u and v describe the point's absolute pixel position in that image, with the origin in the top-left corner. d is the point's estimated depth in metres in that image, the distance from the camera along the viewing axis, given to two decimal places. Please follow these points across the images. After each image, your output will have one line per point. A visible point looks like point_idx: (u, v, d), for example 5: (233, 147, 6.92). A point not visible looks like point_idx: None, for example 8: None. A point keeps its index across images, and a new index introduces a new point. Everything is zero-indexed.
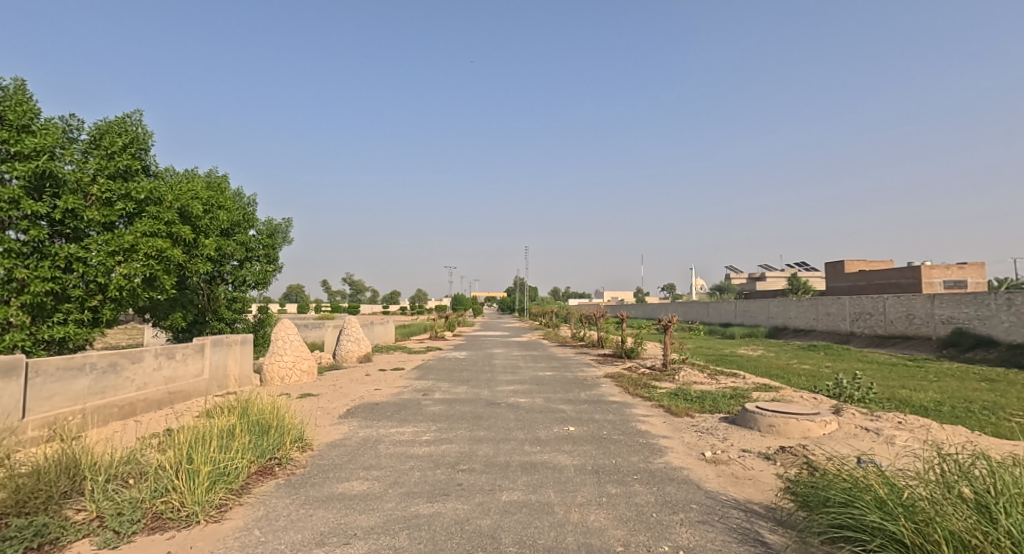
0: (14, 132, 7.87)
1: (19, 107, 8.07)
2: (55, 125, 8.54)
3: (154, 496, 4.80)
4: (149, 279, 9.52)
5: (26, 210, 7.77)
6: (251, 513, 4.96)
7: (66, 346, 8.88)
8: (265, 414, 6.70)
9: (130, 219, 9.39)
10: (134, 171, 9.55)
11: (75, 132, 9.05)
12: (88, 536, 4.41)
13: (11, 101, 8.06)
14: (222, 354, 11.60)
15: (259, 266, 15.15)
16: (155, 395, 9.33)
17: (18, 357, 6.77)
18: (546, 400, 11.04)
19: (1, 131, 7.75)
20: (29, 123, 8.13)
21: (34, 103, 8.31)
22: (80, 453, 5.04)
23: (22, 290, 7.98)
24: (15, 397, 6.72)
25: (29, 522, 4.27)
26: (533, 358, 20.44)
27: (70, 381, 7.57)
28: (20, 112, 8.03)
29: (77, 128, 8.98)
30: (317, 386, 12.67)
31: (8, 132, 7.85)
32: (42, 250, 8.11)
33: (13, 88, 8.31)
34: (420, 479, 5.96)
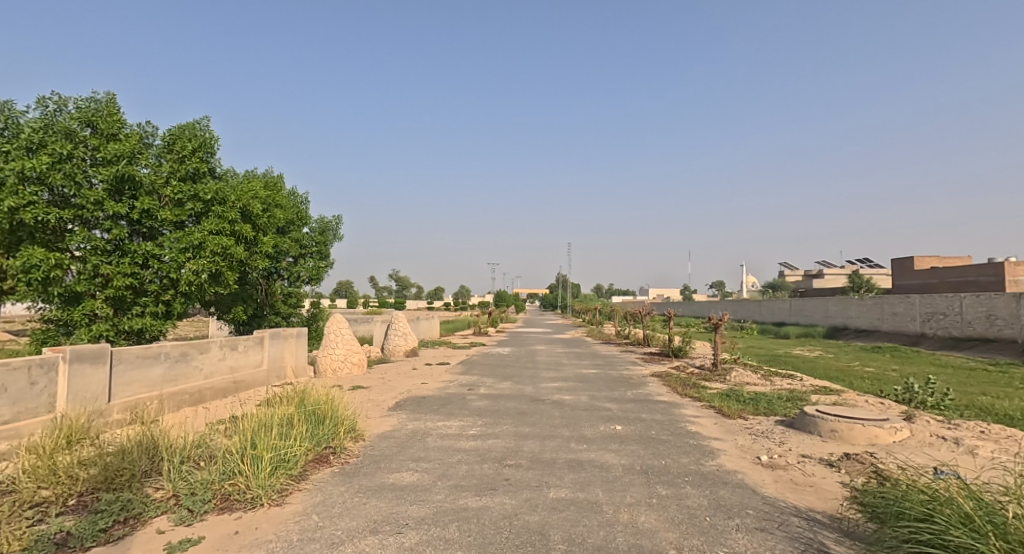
0: (101, 140, 8.45)
1: (109, 118, 8.70)
2: (136, 132, 9.11)
3: (222, 478, 5.05)
4: (215, 275, 10.02)
5: (109, 211, 8.35)
6: (309, 498, 5.15)
7: (143, 337, 9.45)
8: (320, 405, 6.95)
9: (197, 218, 9.90)
10: (202, 173, 10.08)
11: (151, 138, 9.61)
12: (166, 512, 4.67)
13: (103, 112, 8.70)
14: (280, 347, 12.05)
15: (312, 263, 15.73)
16: (220, 384, 9.79)
17: (105, 346, 7.28)
18: (591, 398, 10.96)
19: (91, 139, 8.34)
20: (117, 132, 8.74)
21: (120, 113, 8.89)
22: (158, 435, 5.39)
23: (106, 284, 8.64)
24: (101, 383, 7.23)
25: (117, 497, 4.61)
26: (577, 356, 20.32)
27: (147, 368, 8.05)
28: (111, 122, 8.67)
29: (151, 134, 9.54)
30: (367, 379, 13.01)
31: (97, 139, 8.44)
32: (123, 248, 8.69)
33: (104, 101, 8.94)
34: (468, 473, 6.03)
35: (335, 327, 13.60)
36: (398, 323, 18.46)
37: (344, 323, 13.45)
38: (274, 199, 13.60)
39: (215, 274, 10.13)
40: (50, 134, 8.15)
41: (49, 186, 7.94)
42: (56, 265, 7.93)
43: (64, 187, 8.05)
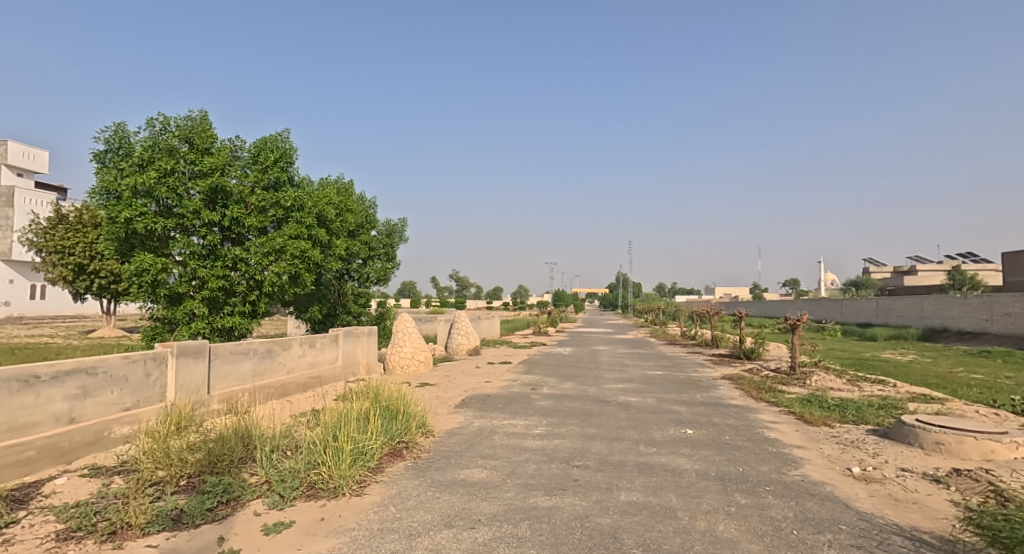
0: (197, 155, 9.16)
1: (203, 134, 9.36)
2: (226, 146, 9.76)
3: (308, 467, 5.29)
4: (295, 276, 10.54)
5: (204, 219, 9.06)
6: (386, 490, 5.30)
7: (233, 335, 10.19)
8: (392, 401, 7.15)
9: (279, 223, 10.43)
10: (282, 182, 10.61)
11: (239, 151, 10.23)
12: (261, 497, 4.96)
13: (198, 128, 9.38)
14: (353, 344, 12.50)
15: (380, 264, 16.25)
16: (301, 378, 10.28)
17: (205, 342, 7.84)
18: (658, 400, 10.67)
19: (188, 154, 9.06)
20: (210, 146, 9.39)
21: (212, 129, 9.53)
22: (252, 425, 5.73)
23: (202, 286, 9.40)
24: (203, 376, 7.80)
25: (219, 481, 4.95)
26: (642, 357, 19.87)
27: (239, 362, 8.60)
28: (205, 137, 9.32)
29: (240, 147, 10.17)
30: (433, 376, 13.28)
31: (193, 154, 9.14)
32: (216, 252, 9.40)
33: (199, 118, 9.62)
34: (536, 472, 6.00)
35: (403, 325, 13.94)
36: (461, 322, 18.74)
37: (410, 322, 13.73)
38: (345, 204, 14.15)
39: (294, 277, 10.63)
40: (155, 152, 8.99)
41: (157, 199, 8.87)
42: (157, 267, 8.83)
43: (168, 199, 8.92)
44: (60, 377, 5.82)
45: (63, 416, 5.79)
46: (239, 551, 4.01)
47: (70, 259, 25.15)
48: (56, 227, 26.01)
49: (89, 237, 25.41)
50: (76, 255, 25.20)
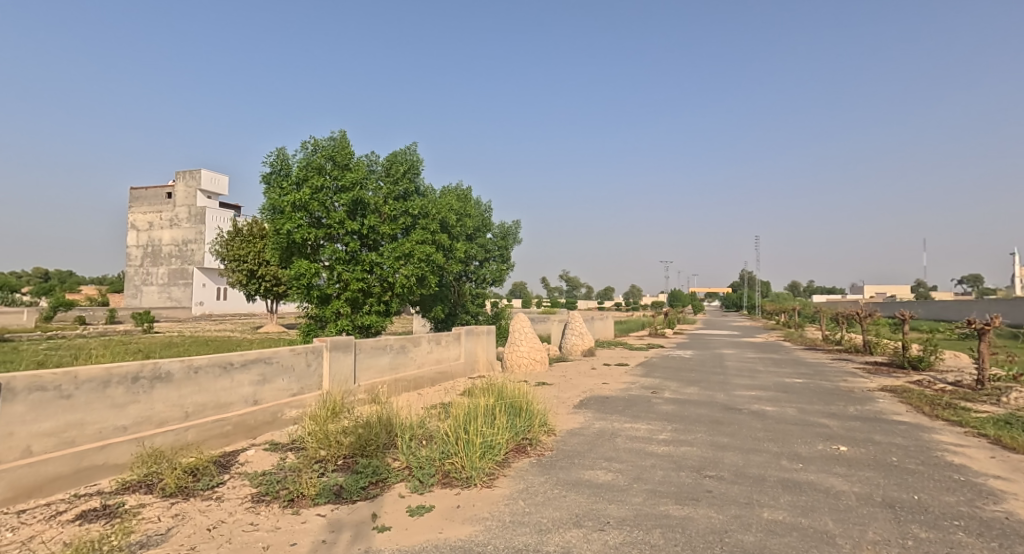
0: (340, 171, 10.16)
1: (344, 151, 10.36)
2: (363, 162, 10.71)
3: (443, 457, 5.61)
4: (421, 278, 11.21)
5: (347, 229, 10.05)
6: (514, 484, 5.45)
7: (369, 332, 11.03)
8: (516, 398, 7.32)
9: (407, 230, 11.17)
10: (410, 192, 11.38)
11: (374, 165, 11.14)
12: (403, 480, 5.35)
13: (339, 147, 10.40)
14: (473, 342, 12.94)
15: (495, 266, 16.73)
16: (429, 373, 10.89)
17: (351, 339, 8.65)
18: (799, 411, 9.81)
19: (333, 172, 10.10)
20: (349, 162, 10.37)
21: (351, 147, 10.51)
22: (393, 414, 6.22)
23: (345, 288, 10.36)
24: (350, 368, 8.61)
25: (369, 463, 5.44)
26: (778, 362, 18.40)
27: (378, 357, 9.31)
28: (345, 155, 10.29)
29: (375, 162, 11.09)
30: (550, 376, 13.37)
31: (337, 171, 10.16)
32: (356, 258, 10.30)
33: (340, 137, 10.66)
34: (664, 479, 5.82)
35: (519, 325, 14.10)
36: (576, 322, 18.67)
37: (525, 322, 13.82)
38: (464, 209, 14.75)
39: (420, 278, 11.26)
40: (307, 171, 10.16)
41: (310, 212, 10.06)
42: (310, 271, 9.96)
43: (318, 212, 10.07)
44: (247, 364, 6.82)
45: (249, 398, 6.81)
46: (388, 528, 4.36)
47: (243, 266, 28.93)
48: (235, 239, 30.11)
49: (259, 247, 29.05)
50: (248, 263, 28.92)
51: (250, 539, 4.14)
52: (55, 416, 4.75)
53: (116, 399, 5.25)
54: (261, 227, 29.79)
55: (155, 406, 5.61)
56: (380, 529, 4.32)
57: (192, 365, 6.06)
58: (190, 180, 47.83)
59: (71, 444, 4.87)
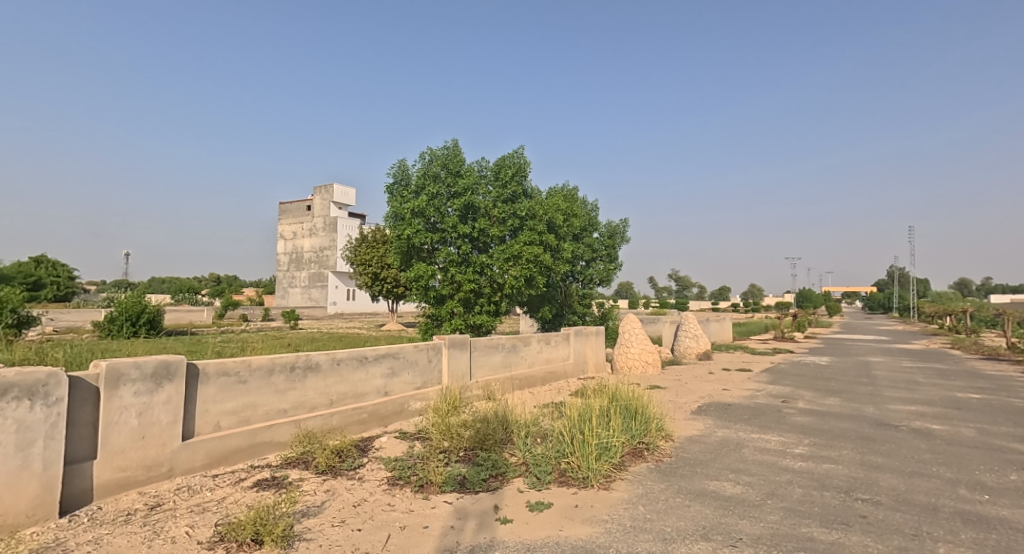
0: (452, 178, 10.80)
1: (455, 158, 10.99)
2: (473, 168, 11.26)
3: (558, 456, 5.77)
4: (529, 279, 11.43)
5: (459, 232, 10.63)
6: (633, 489, 5.47)
7: (480, 331, 11.47)
8: (631, 400, 7.27)
9: (515, 232, 11.48)
10: (518, 194, 11.71)
11: (485, 170, 11.60)
12: (521, 475, 5.57)
13: (451, 155, 11.05)
14: (582, 343, 12.97)
15: (603, 266, 16.58)
16: (540, 372, 11.13)
17: (467, 337, 9.08)
18: (979, 433, 8.65)
19: (446, 178, 10.75)
20: (460, 168, 10.97)
21: (462, 154, 11.12)
22: (508, 411, 6.49)
23: (458, 289, 10.93)
24: (466, 365, 9.03)
25: (488, 456, 5.73)
26: (948, 374, 16.19)
27: (491, 356, 9.68)
28: (456, 161, 10.89)
29: (485, 167, 11.57)
30: (664, 379, 13.04)
31: (450, 178, 10.80)
32: (468, 260, 10.87)
33: (452, 145, 11.33)
34: (804, 498, 5.51)
35: (629, 325, 13.89)
36: (690, 324, 18.00)
37: (636, 323, 13.56)
38: (571, 210, 14.82)
39: (528, 279, 11.49)
40: (423, 179, 10.91)
41: (427, 217, 10.75)
42: (427, 273, 10.68)
43: (434, 217, 10.77)
44: (378, 357, 7.38)
45: (381, 390, 7.37)
46: (510, 521, 4.52)
47: (368, 270, 31.25)
48: (361, 244, 32.59)
49: (381, 252, 31.26)
50: (373, 267, 31.17)
51: (389, 518, 4.40)
52: (236, 397, 5.55)
53: (279, 385, 6.00)
54: (385, 233, 32.02)
55: (308, 393, 6.33)
56: (503, 520, 4.49)
57: (335, 357, 6.72)
58: (324, 193, 52.63)
59: (248, 422, 5.66)
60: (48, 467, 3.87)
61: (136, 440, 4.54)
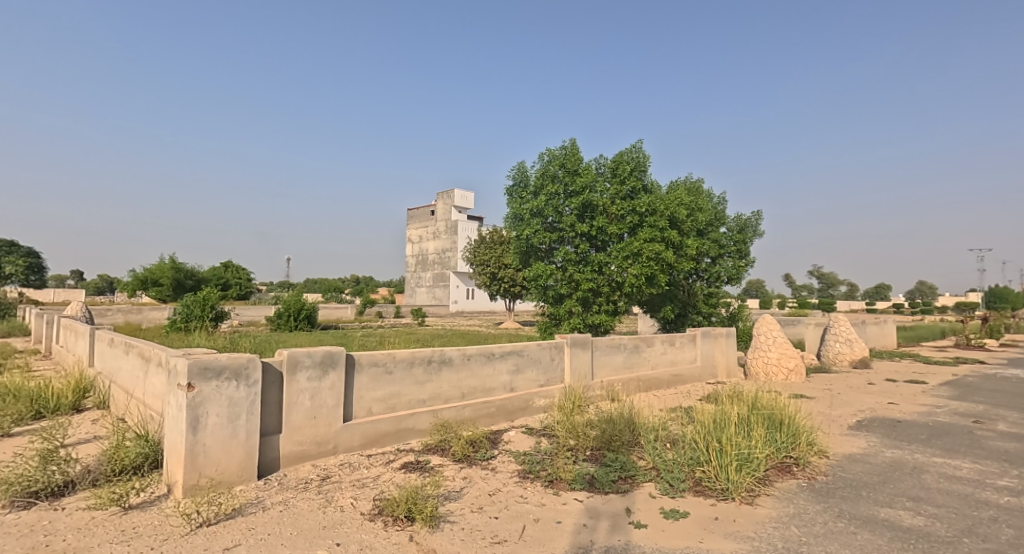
0: (570, 177, 10.94)
1: (573, 157, 11.13)
2: (591, 166, 11.30)
3: (692, 464, 5.40)
4: (650, 277, 10.91)
5: (578, 231, 10.75)
6: (782, 507, 4.89)
7: (599, 330, 11.52)
8: (776, 410, 6.59)
9: (633, 230, 11.03)
10: (637, 190, 11.37)
11: (603, 167, 11.45)
12: (652, 480, 5.27)
13: (569, 154, 11.22)
14: (711, 345, 12.35)
15: (731, 263, 15.50)
16: (663, 375, 10.78)
17: (587, 336, 8.84)
18: None
19: (564, 178, 10.94)
20: (577, 167, 11.02)
21: (580, 153, 11.24)
22: (634, 415, 6.22)
23: (576, 288, 11.06)
24: (586, 365, 8.79)
25: (617, 458, 5.48)
26: None
27: (611, 356, 9.47)
28: (573, 160, 11.00)
29: (603, 164, 11.45)
30: (809, 389, 12.02)
31: (568, 177, 10.96)
32: (587, 259, 10.94)
33: (570, 144, 11.47)
34: (1016, 541, 4.42)
35: (766, 329, 13.06)
36: (839, 328, 16.46)
37: (774, 326, 12.80)
38: (696, 205, 14.04)
39: (650, 278, 11.01)
40: (542, 180, 11.31)
41: (546, 216, 11.18)
42: (545, 272, 11.00)
43: (552, 217, 11.10)
44: (504, 354, 7.56)
45: (507, 385, 7.60)
46: (644, 526, 4.29)
47: (486, 270, 32.35)
48: (478, 245, 33.82)
49: (499, 252, 32.31)
50: (490, 266, 32.24)
51: (522, 510, 4.43)
52: (384, 386, 6.14)
53: (418, 377, 6.48)
54: (502, 234, 33.06)
55: (442, 385, 6.76)
56: (637, 525, 4.27)
57: (466, 352, 7.04)
58: (446, 198, 55.38)
59: (393, 409, 6.24)
60: (249, 436, 4.63)
61: (309, 419, 5.26)
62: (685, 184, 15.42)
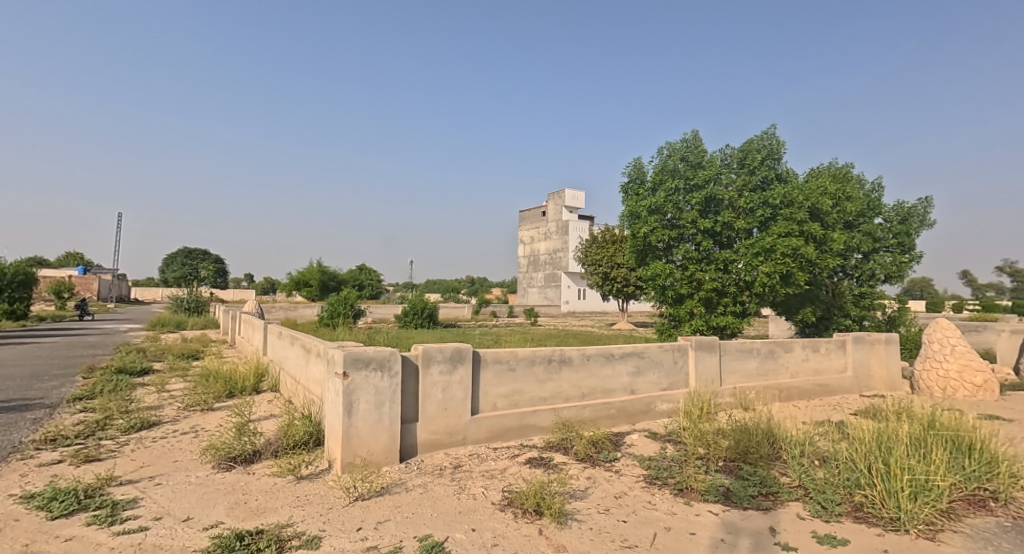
0: (692, 171, 10.63)
1: (696, 150, 10.83)
2: (715, 158, 10.81)
3: (849, 486, 4.59)
4: (785, 275, 10.10)
5: (699, 227, 10.29)
6: (973, 546, 3.93)
7: (725, 333, 10.95)
8: (960, 430, 5.10)
9: (766, 224, 10.38)
10: (770, 180, 10.69)
11: (729, 158, 10.93)
12: (800, 500, 4.60)
13: (692, 148, 10.91)
14: (865, 353, 10.31)
15: (892, 258, 12.78)
16: (805, 385, 9.36)
17: (715, 338, 8.31)
18: None
19: (685, 172, 10.64)
20: (701, 160, 10.73)
21: (703, 145, 10.88)
22: (774, 427, 5.58)
23: (699, 288, 10.59)
24: (715, 369, 8.29)
25: (755, 473, 4.96)
26: None
27: (745, 361, 8.62)
28: (697, 153, 10.75)
29: (729, 155, 10.89)
30: (1006, 412, 8.57)
31: (690, 171, 10.65)
32: (711, 257, 10.41)
33: (693, 137, 11.12)
34: None
35: (941, 336, 9.72)
36: None
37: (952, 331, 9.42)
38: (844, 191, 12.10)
39: (784, 276, 10.17)
40: (661, 175, 10.97)
41: (665, 213, 10.82)
42: (664, 272, 10.68)
43: (671, 213, 10.73)
44: (625, 355, 7.42)
45: (627, 387, 7.43)
46: (793, 549, 3.86)
47: (599, 269, 31.98)
48: (591, 245, 33.50)
49: (611, 252, 31.87)
50: (604, 266, 31.82)
51: (651, 517, 4.33)
52: (507, 383, 6.31)
53: (538, 375, 6.57)
54: (615, 233, 32.59)
55: (562, 385, 6.78)
56: (785, 547, 3.85)
57: (585, 352, 7.02)
58: (557, 198, 55.53)
59: (516, 405, 6.40)
60: (392, 422, 5.02)
61: (441, 410, 5.59)
62: (832, 168, 13.48)
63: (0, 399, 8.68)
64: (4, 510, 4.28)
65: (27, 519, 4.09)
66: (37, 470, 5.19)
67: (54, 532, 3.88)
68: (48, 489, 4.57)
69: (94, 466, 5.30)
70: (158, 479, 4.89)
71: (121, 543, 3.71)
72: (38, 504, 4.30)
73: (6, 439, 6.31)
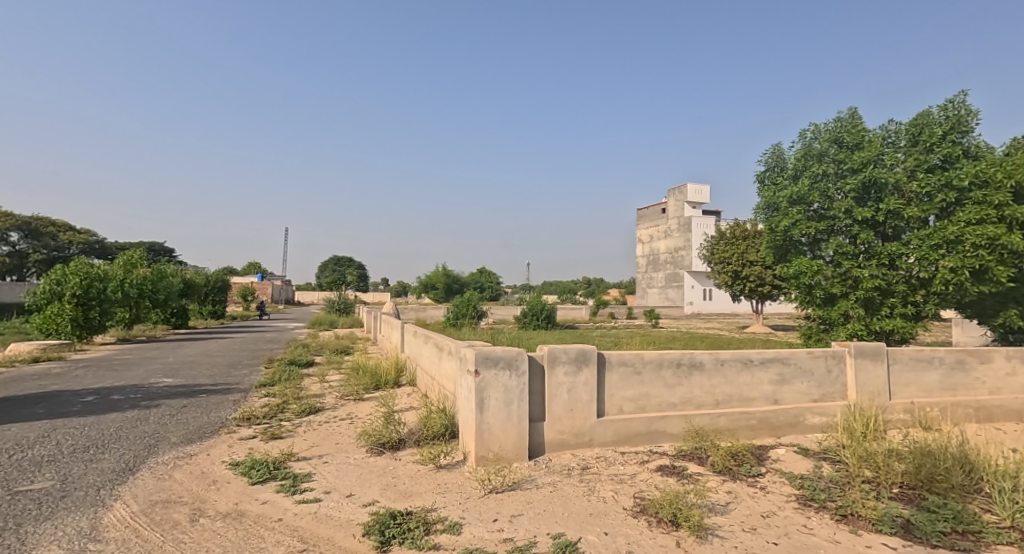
0: (849, 152, 9.51)
1: (854, 130, 9.65)
2: (878, 136, 9.55)
3: None
4: (978, 272, 8.09)
5: (856, 217, 9.15)
6: None
7: (893, 338, 9.54)
8: None
9: (948, 211, 8.71)
10: (956, 157, 8.87)
11: (896, 136, 9.57)
12: (1014, 545, 3.80)
13: (850, 127, 9.77)
14: None
15: None
16: (1015, 404, 7.88)
17: (881, 345, 7.27)
18: None
19: (841, 154, 9.55)
20: (862, 140, 9.54)
21: (863, 122, 9.69)
22: (971, 453, 4.72)
23: (857, 286, 9.39)
24: (880, 380, 7.26)
25: (947, 506, 4.21)
26: None
27: (923, 372, 7.47)
28: (856, 132, 9.58)
29: (895, 131, 9.56)
30: None
31: (846, 152, 9.54)
32: (871, 250, 9.21)
33: (851, 114, 9.90)
34: None
35: None
36: None
37: None
38: None
39: (980, 272, 8.11)
40: (810, 160, 10.16)
41: (811, 203, 10.00)
42: (811, 269, 9.71)
43: (820, 202, 9.84)
44: (766, 362, 6.77)
45: (769, 397, 6.75)
46: None
47: (728, 267, 29.97)
48: (718, 242, 31.49)
49: (742, 248, 29.78)
50: (733, 264, 29.80)
51: (810, 543, 3.83)
52: (635, 386, 6.02)
53: (667, 380, 6.19)
54: (746, 229, 30.44)
55: (693, 390, 6.32)
56: None
57: (718, 357, 6.50)
58: (678, 194, 52.98)
59: (644, 410, 6.07)
60: (521, 420, 4.96)
61: (568, 411, 5.44)
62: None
63: (210, 382, 10.11)
64: (218, 473, 4.88)
65: (235, 482, 4.63)
66: (239, 442, 5.89)
67: (255, 495, 4.34)
68: (248, 459, 5.17)
69: (279, 443, 5.88)
70: (325, 457, 5.28)
71: (302, 511, 4.03)
72: (242, 471, 4.86)
73: (216, 415, 7.28)
